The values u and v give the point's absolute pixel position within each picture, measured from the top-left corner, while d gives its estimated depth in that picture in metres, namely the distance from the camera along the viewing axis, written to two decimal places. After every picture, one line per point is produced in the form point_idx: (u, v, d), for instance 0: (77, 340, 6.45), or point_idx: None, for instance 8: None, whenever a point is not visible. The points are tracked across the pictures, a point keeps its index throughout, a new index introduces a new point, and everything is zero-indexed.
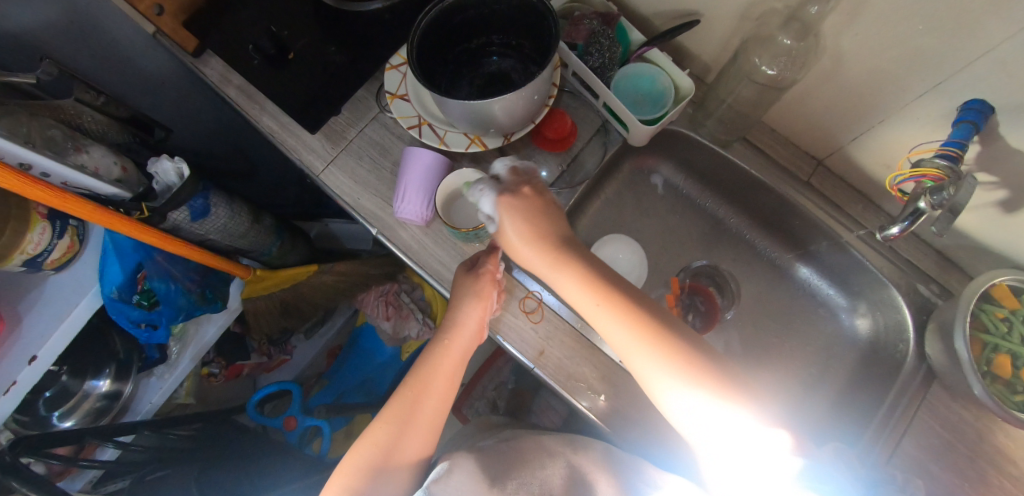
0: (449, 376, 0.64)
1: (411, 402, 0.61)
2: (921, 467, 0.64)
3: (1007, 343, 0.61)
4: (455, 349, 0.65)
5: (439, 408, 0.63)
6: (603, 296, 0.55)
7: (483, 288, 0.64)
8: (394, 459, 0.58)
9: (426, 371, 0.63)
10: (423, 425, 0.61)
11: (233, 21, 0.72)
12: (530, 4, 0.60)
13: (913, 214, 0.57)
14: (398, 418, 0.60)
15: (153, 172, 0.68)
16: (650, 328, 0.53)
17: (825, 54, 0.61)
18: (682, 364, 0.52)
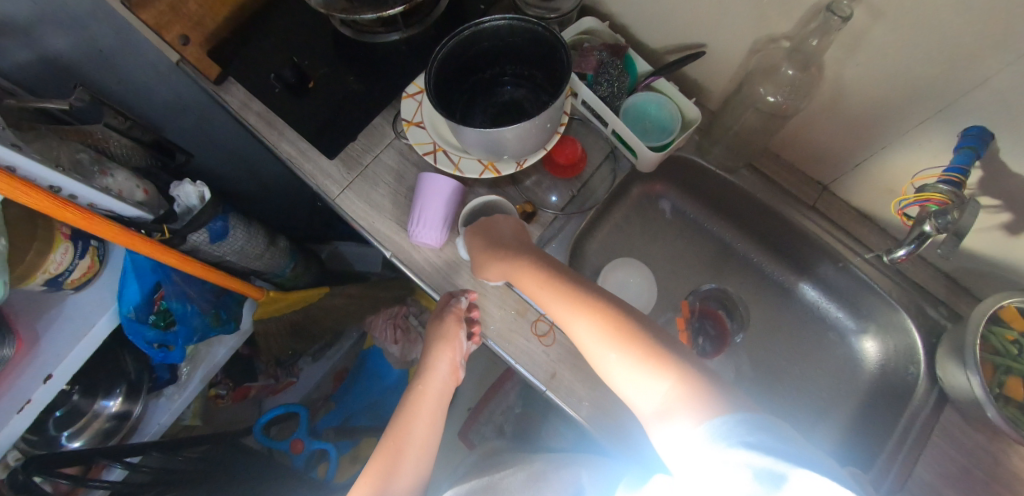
0: (432, 416, 0.65)
1: (397, 446, 0.61)
2: (937, 492, 0.63)
3: (1018, 365, 0.62)
4: (431, 390, 0.68)
5: (427, 447, 0.63)
6: (564, 292, 0.60)
7: (456, 327, 0.67)
8: None
9: (407, 416, 0.64)
10: (412, 465, 0.61)
11: (257, 52, 0.76)
12: (542, 36, 0.64)
13: (919, 238, 0.58)
14: (387, 460, 0.60)
15: (174, 195, 0.70)
16: (604, 318, 0.57)
17: (826, 84, 0.63)
18: (609, 330, 0.56)
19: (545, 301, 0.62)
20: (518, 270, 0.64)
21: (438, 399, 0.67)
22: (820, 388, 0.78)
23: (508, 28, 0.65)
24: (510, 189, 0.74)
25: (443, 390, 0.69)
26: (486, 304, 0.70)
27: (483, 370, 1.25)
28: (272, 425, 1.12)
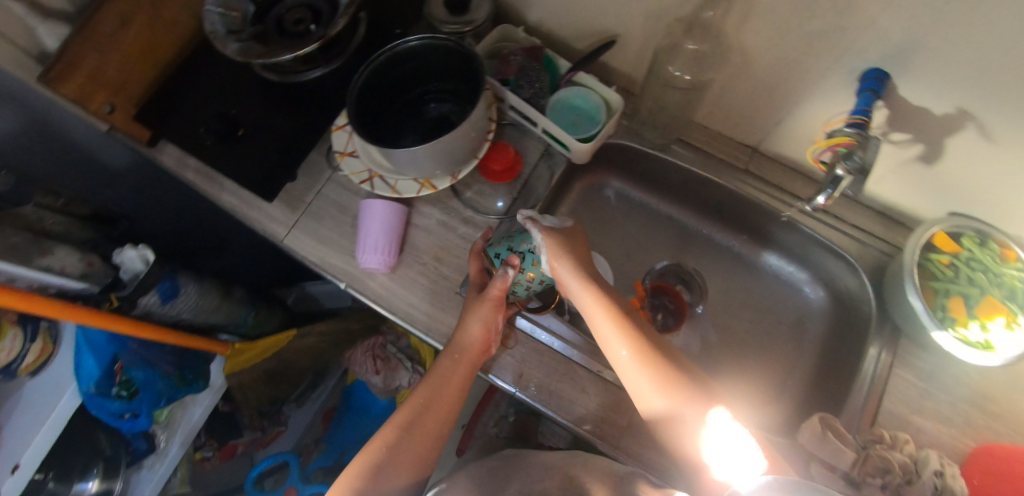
0: (454, 388, 0.65)
1: (416, 410, 0.63)
2: (904, 421, 0.67)
3: (956, 285, 0.66)
4: (465, 362, 0.64)
5: (444, 418, 0.64)
6: (632, 340, 0.60)
7: (490, 304, 0.64)
8: (397, 459, 0.60)
9: (432, 381, 0.65)
10: (426, 432, 0.63)
11: (181, 107, 0.75)
12: (457, 49, 0.66)
13: (833, 183, 0.59)
14: (406, 424, 0.63)
15: (116, 262, 0.70)
16: (670, 382, 0.58)
17: (733, 52, 0.65)
18: (675, 392, 0.58)
19: (599, 331, 0.62)
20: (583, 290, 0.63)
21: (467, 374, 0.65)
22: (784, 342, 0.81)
23: (424, 47, 0.67)
24: (453, 201, 0.76)
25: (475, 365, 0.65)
26: (447, 317, 0.71)
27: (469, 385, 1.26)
28: (266, 477, 1.11)
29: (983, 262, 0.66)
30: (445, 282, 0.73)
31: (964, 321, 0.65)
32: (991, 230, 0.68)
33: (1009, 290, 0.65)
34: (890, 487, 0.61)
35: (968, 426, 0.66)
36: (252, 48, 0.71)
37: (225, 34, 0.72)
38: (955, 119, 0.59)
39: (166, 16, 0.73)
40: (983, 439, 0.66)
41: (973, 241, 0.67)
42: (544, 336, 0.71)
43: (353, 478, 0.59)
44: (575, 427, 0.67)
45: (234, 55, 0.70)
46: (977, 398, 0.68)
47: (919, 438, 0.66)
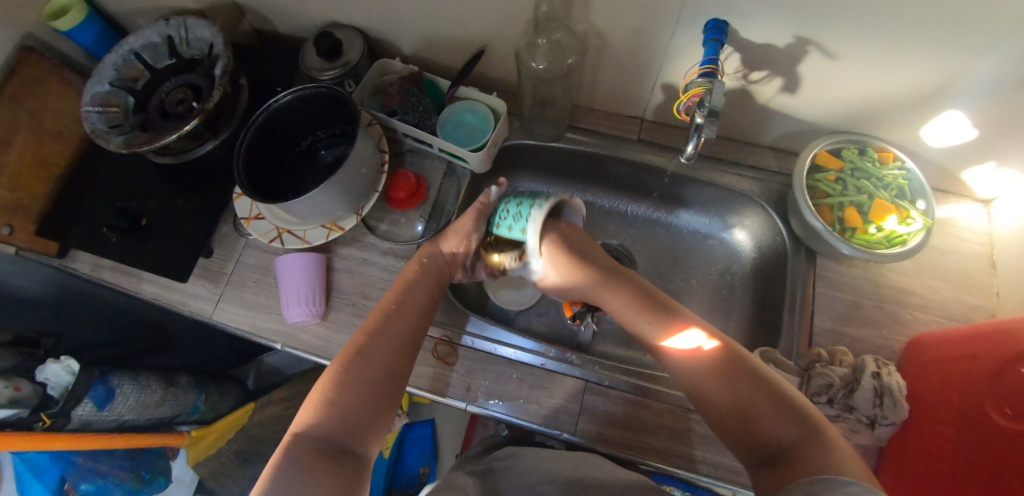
0: (425, 295, 0.65)
1: (387, 318, 0.61)
2: (838, 334, 0.69)
3: (846, 197, 0.70)
4: (429, 271, 0.67)
5: (418, 324, 0.62)
6: (663, 323, 0.60)
7: (472, 216, 0.68)
8: (364, 361, 0.57)
9: (399, 288, 0.65)
10: (399, 338, 0.60)
11: (80, 210, 0.75)
12: (330, 94, 0.69)
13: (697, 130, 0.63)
14: (376, 330, 0.60)
15: (40, 381, 0.68)
16: (710, 359, 0.55)
17: (588, 35, 0.69)
18: (713, 368, 0.54)
19: (634, 322, 0.63)
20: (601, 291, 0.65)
21: (436, 282, 0.67)
22: (719, 289, 0.84)
23: (298, 99, 0.69)
24: (369, 237, 0.77)
25: (443, 277, 0.68)
26: None
27: (452, 411, 1.25)
28: None
29: (865, 170, 0.70)
30: None
31: (861, 227, 0.69)
32: (869, 139, 0.72)
33: (895, 190, 0.69)
34: (837, 401, 0.63)
35: (896, 323, 0.70)
36: (136, 138, 0.71)
37: (106, 131, 0.71)
38: (797, 47, 0.63)
39: (45, 129, 0.73)
40: (912, 331, 0.69)
41: (854, 152, 0.72)
42: (483, 346, 0.72)
43: (324, 392, 0.55)
44: (536, 427, 0.68)
45: (118, 149, 0.69)
46: (896, 295, 0.71)
47: (854, 346, 0.69)
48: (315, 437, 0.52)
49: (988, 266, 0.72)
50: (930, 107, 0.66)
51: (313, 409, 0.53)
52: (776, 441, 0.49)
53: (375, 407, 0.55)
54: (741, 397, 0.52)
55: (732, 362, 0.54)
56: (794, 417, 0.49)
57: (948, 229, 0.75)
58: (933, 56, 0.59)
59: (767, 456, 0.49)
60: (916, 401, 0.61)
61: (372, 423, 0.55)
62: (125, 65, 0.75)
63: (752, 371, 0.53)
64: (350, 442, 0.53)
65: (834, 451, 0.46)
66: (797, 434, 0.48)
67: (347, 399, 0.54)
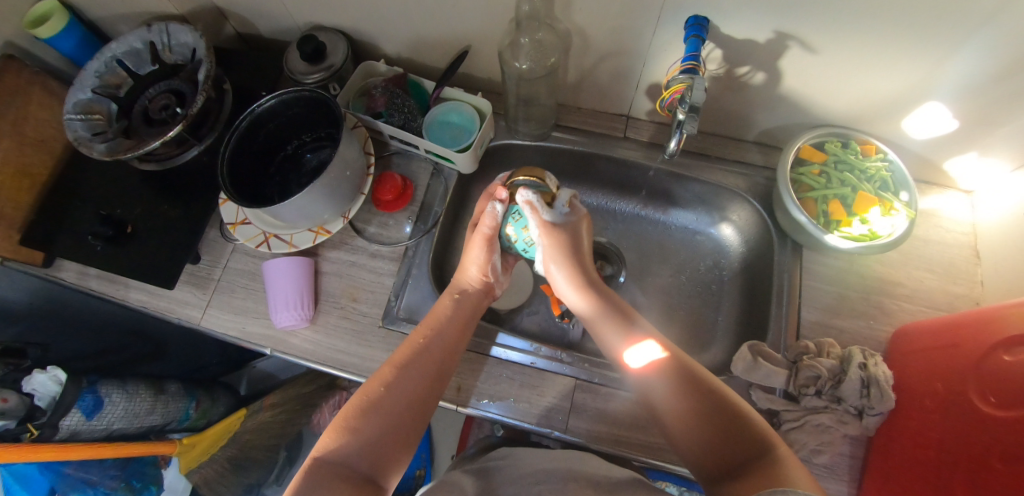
0: (457, 329, 0.64)
1: (416, 350, 0.60)
2: (825, 326, 0.70)
3: (830, 190, 0.70)
4: (466, 302, 0.67)
5: (448, 357, 0.62)
6: (619, 328, 0.63)
7: (483, 242, 0.68)
8: (398, 390, 0.57)
9: (434, 316, 0.65)
10: (430, 370, 0.60)
11: (64, 219, 0.75)
12: (314, 98, 0.69)
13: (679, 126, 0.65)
14: (405, 362, 0.59)
15: (27, 391, 0.67)
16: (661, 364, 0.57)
17: (571, 33, 0.69)
18: (664, 374, 0.57)
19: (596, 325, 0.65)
20: (578, 296, 0.68)
21: (470, 315, 0.67)
22: (708, 284, 0.84)
23: (282, 103, 0.69)
24: (357, 240, 0.77)
25: (474, 307, 0.68)
26: (376, 352, 0.71)
27: (447, 412, 1.25)
28: None
29: (848, 163, 0.71)
30: (366, 319, 0.73)
31: (846, 220, 0.69)
32: (851, 132, 0.72)
33: (879, 182, 0.70)
34: (825, 392, 0.63)
35: (881, 313, 0.70)
36: (119, 145, 0.70)
37: (89, 138, 0.71)
38: (778, 42, 0.63)
39: (27, 137, 0.73)
40: (897, 322, 0.70)
41: (837, 145, 0.72)
42: (474, 346, 0.72)
43: (350, 422, 0.55)
44: (529, 426, 0.68)
45: (101, 156, 0.68)
46: (882, 286, 0.72)
47: (840, 338, 0.70)
48: (336, 465, 0.51)
49: (971, 255, 0.73)
50: (911, 99, 0.67)
51: (338, 438, 0.53)
52: (728, 463, 0.51)
53: (398, 440, 0.55)
54: (695, 417, 0.54)
55: (676, 369, 0.56)
56: (749, 441, 0.51)
57: (932, 220, 0.75)
58: (913, 47, 0.59)
59: (720, 470, 0.51)
60: (902, 391, 0.61)
61: (393, 455, 0.54)
62: (107, 72, 0.74)
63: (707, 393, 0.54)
64: (370, 472, 0.52)
65: (781, 471, 0.47)
66: (750, 456, 0.50)
67: (371, 430, 0.54)
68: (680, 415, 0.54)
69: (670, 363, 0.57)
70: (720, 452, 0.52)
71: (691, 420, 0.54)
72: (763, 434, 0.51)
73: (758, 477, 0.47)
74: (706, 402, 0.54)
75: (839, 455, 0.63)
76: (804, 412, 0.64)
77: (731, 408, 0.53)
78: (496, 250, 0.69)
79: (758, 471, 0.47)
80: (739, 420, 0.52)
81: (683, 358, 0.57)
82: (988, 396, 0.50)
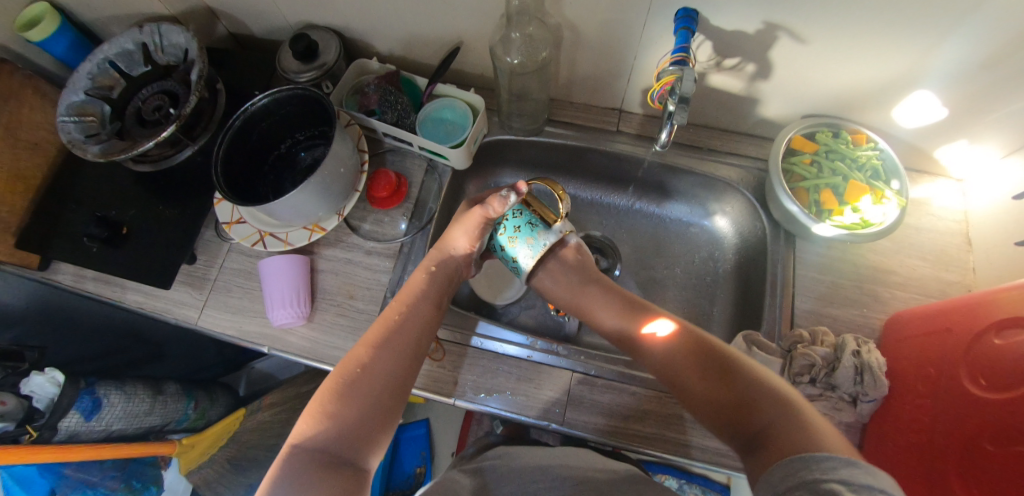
0: (431, 306, 0.64)
1: (390, 330, 0.60)
2: (819, 314, 0.71)
3: (821, 179, 0.71)
4: (437, 274, 0.66)
5: (422, 334, 0.61)
6: (631, 316, 0.63)
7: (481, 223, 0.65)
8: (371, 372, 0.56)
9: (406, 292, 0.64)
10: (404, 349, 0.59)
11: (60, 221, 0.75)
12: (307, 95, 0.69)
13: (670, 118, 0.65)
14: (379, 342, 0.59)
15: (24, 394, 0.67)
16: (678, 342, 0.57)
17: (562, 28, 0.69)
18: (681, 351, 0.56)
19: (604, 319, 0.65)
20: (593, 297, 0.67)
21: (442, 290, 0.66)
22: (703, 276, 0.84)
23: (276, 102, 0.69)
24: (353, 237, 0.77)
25: (448, 282, 0.67)
26: None
27: (446, 409, 1.25)
28: None
29: (839, 152, 0.71)
30: (363, 316, 0.73)
31: (837, 209, 0.70)
32: (842, 122, 0.73)
33: (870, 170, 0.70)
34: (819, 379, 0.64)
35: (875, 301, 0.71)
36: (113, 146, 0.70)
37: (83, 140, 0.71)
38: (768, 33, 0.63)
39: (20, 141, 0.72)
40: (891, 309, 0.70)
41: (828, 135, 0.73)
42: (471, 341, 0.73)
43: (326, 406, 0.54)
44: (527, 418, 0.69)
45: (95, 157, 0.68)
46: (875, 274, 0.73)
47: (834, 326, 0.70)
48: (315, 453, 0.51)
49: (963, 243, 0.73)
50: (902, 88, 0.67)
51: (315, 423, 0.52)
52: (753, 425, 0.48)
53: (376, 420, 0.55)
54: (718, 384, 0.53)
55: (694, 343, 0.56)
56: (769, 400, 0.49)
57: (924, 208, 0.76)
58: (902, 35, 0.60)
59: (749, 438, 0.48)
60: (895, 377, 0.62)
61: (373, 436, 0.54)
62: (100, 73, 0.74)
63: (727, 360, 0.54)
64: (350, 455, 0.52)
65: (806, 428, 0.45)
66: (777, 410, 0.48)
67: (348, 412, 0.53)
68: (703, 389, 0.53)
69: (688, 338, 0.57)
70: (748, 413, 0.49)
71: (717, 386, 0.53)
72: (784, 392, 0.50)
73: (794, 432, 0.44)
74: (726, 368, 0.53)
75: None
76: None
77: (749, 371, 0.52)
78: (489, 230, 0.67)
79: (794, 426, 0.45)
80: (760, 382, 0.51)
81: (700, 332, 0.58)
82: (979, 379, 0.51)
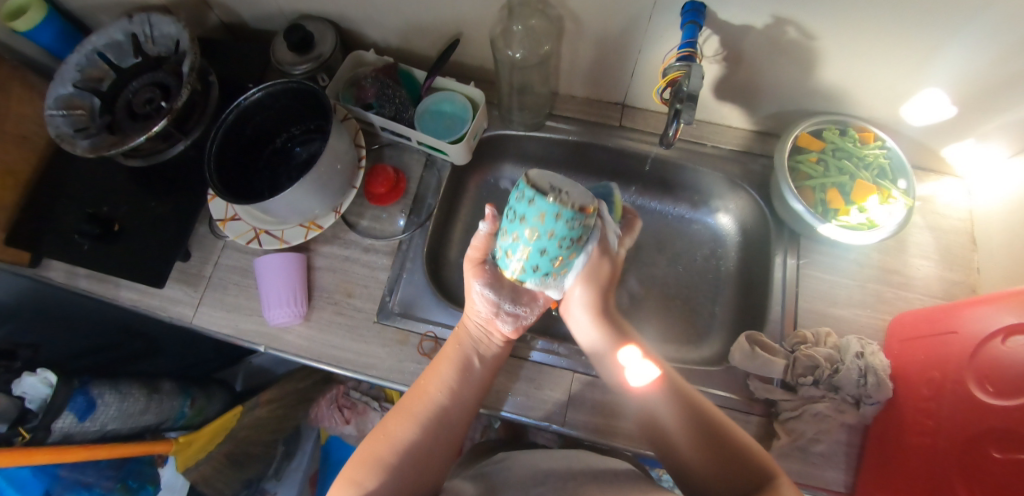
0: (461, 375, 0.63)
1: (422, 402, 0.61)
2: (822, 314, 0.70)
3: (827, 178, 0.70)
4: (467, 344, 0.65)
5: (454, 406, 0.62)
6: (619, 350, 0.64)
7: (471, 268, 0.64)
8: (397, 443, 0.58)
9: (437, 360, 0.64)
10: (429, 420, 0.60)
11: (49, 216, 0.73)
12: (302, 89, 0.67)
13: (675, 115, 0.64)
14: (405, 412, 0.61)
15: (18, 394, 0.66)
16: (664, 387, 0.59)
17: (565, 19, 0.67)
18: (666, 396, 0.58)
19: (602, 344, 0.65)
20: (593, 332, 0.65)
21: (470, 353, 0.64)
22: (705, 274, 0.84)
23: (270, 96, 0.67)
24: (350, 234, 0.76)
25: (485, 354, 0.65)
26: (371, 348, 0.71)
27: None
28: None
29: (846, 150, 0.70)
30: (361, 315, 0.72)
31: (843, 208, 0.69)
32: (849, 119, 0.71)
33: (876, 169, 0.69)
34: (822, 381, 0.63)
35: (879, 300, 0.70)
36: (103, 141, 0.68)
37: (72, 135, 0.68)
38: (776, 27, 0.62)
39: (8, 133, 0.70)
40: (895, 309, 0.70)
41: (835, 132, 0.71)
42: None
43: (359, 474, 0.55)
44: (526, 418, 0.68)
45: (85, 153, 0.66)
46: (879, 273, 0.72)
47: (837, 326, 0.69)
48: None
49: (968, 242, 0.73)
50: (911, 86, 0.66)
51: (343, 490, 0.55)
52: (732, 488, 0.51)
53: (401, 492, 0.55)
54: (706, 439, 0.55)
55: (672, 390, 0.58)
56: (750, 468, 0.52)
57: (929, 207, 0.75)
58: (915, 32, 0.58)
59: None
60: (898, 379, 0.61)
61: None
62: (89, 65, 0.72)
63: (706, 419, 0.56)
64: None
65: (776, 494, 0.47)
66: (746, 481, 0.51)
67: (374, 482, 0.54)
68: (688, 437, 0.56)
69: (669, 385, 0.59)
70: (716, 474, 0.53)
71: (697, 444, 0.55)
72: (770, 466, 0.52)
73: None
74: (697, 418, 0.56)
75: (836, 442, 0.64)
76: (800, 401, 0.64)
77: (726, 431, 0.55)
78: (483, 274, 0.64)
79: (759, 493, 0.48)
80: (734, 449, 0.53)
81: (676, 379, 0.60)
82: (986, 384, 0.50)
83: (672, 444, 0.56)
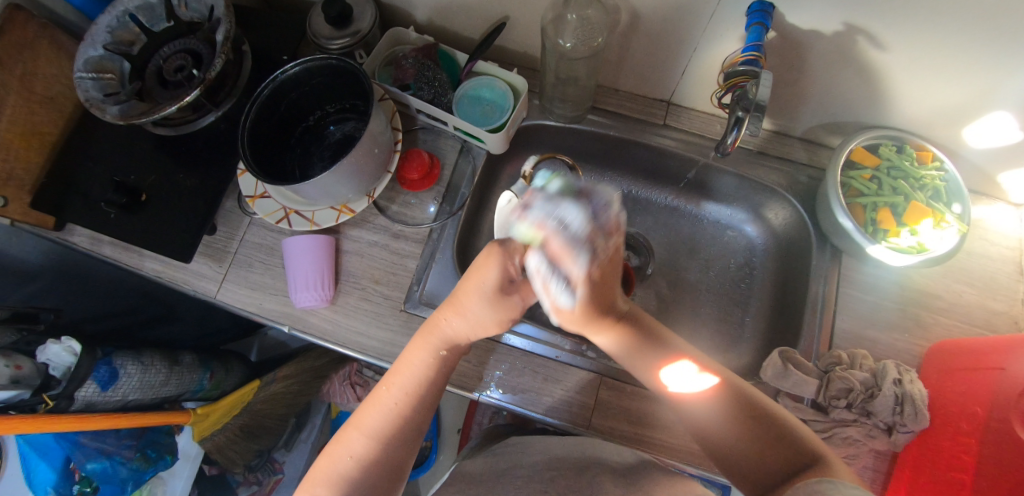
0: (432, 383, 0.58)
1: (378, 408, 0.56)
2: (859, 335, 0.69)
3: (881, 197, 0.67)
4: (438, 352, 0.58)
5: (417, 412, 0.57)
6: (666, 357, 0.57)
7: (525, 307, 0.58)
8: (373, 461, 0.53)
9: (402, 369, 0.57)
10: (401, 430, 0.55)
11: (74, 182, 0.71)
12: (341, 66, 0.64)
13: (736, 123, 0.62)
14: (377, 426, 0.55)
15: (42, 360, 0.67)
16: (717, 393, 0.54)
17: (621, 11, 0.64)
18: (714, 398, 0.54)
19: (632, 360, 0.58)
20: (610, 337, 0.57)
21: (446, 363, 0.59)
22: (737, 282, 0.82)
23: (307, 71, 0.64)
24: (379, 218, 0.74)
25: (451, 357, 0.59)
26: (396, 337, 0.70)
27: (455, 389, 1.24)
28: None
29: (902, 169, 0.67)
30: (387, 303, 0.71)
31: (894, 230, 0.66)
32: (908, 136, 0.69)
33: (931, 191, 0.67)
34: (856, 405, 0.62)
35: (920, 325, 0.69)
36: (134, 108, 0.65)
37: (102, 99, 0.65)
38: (846, 36, 0.58)
39: (35, 94, 0.68)
40: (934, 336, 0.68)
41: (891, 149, 0.69)
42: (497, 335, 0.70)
43: (315, 490, 0.52)
44: (546, 420, 0.68)
45: (115, 120, 0.63)
46: (921, 297, 0.70)
47: (874, 350, 0.68)
48: None
49: (1016, 272, 0.70)
50: (978, 108, 0.63)
51: None
52: (777, 466, 0.50)
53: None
54: (765, 435, 0.52)
55: (733, 396, 0.53)
56: (793, 446, 0.50)
57: (979, 232, 0.72)
58: (1003, 53, 0.54)
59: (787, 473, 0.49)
60: (935, 410, 0.60)
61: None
62: (119, 27, 0.69)
63: (762, 412, 0.53)
64: None
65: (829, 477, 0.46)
66: (788, 465, 0.49)
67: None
68: (743, 433, 0.52)
69: (728, 389, 0.54)
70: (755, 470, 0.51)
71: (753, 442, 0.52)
72: (803, 452, 0.50)
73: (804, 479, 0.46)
74: (751, 421, 0.52)
75: (863, 466, 0.63)
76: (832, 424, 0.63)
77: (772, 415, 0.53)
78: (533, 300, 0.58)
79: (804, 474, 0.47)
80: (783, 431, 0.52)
81: (735, 384, 0.54)
82: None
83: (728, 443, 0.53)
